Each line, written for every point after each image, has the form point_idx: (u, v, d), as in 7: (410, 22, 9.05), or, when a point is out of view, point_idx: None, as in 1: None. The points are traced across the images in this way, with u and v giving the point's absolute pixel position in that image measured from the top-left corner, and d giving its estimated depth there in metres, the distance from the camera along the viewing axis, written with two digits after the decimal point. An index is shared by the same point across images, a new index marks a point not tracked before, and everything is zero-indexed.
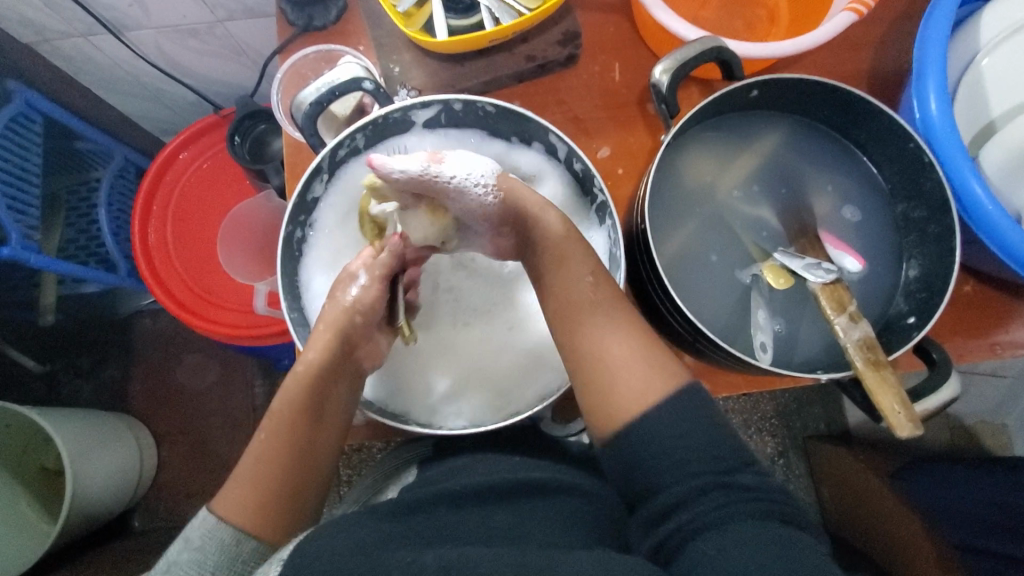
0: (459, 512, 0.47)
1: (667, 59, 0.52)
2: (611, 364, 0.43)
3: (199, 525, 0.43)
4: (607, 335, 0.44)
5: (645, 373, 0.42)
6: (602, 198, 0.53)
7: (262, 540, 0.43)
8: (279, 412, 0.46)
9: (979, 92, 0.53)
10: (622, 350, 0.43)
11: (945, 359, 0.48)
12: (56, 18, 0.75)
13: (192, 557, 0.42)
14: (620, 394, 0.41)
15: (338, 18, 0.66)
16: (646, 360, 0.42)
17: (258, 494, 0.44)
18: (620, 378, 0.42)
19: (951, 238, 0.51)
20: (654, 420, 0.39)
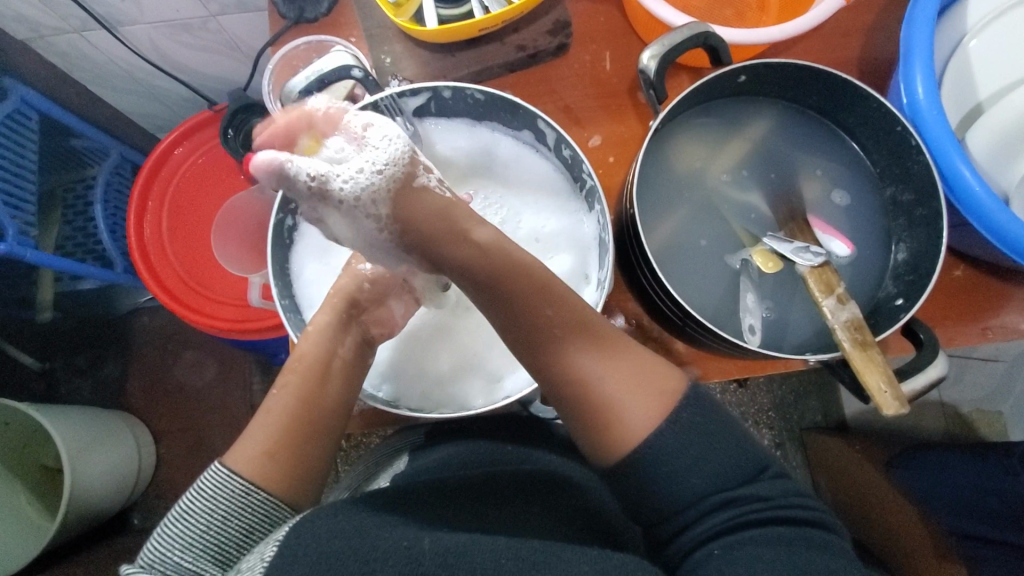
0: (451, 501, 0.48)
1: (655, 45, 0.52)
2: (600, 388, 0.43)
3: (210, 475, 0.43)
4: (592, 364, 0.44)
5: (636, 394, 0.42)
6: (591, 184, 0.53)
7: (271, 492, 0.43)
8: (297, 381, 0.48)
9: (966, 75, 0.54)
10: (607, 375, 0.43)
11: (932, 339, 0.49)
12: (49, 14, 0.76)
13: (202, 504, 0.42)
14: (618, 426, 0.42)
15: (329, 10, 0.66)
16: (632, 381, 0.43)
17: (271, 447, 0.45)
18: (613, 406, 0.42)
19: (938, 221, 0.51)
20: (660, 442, 0.41)
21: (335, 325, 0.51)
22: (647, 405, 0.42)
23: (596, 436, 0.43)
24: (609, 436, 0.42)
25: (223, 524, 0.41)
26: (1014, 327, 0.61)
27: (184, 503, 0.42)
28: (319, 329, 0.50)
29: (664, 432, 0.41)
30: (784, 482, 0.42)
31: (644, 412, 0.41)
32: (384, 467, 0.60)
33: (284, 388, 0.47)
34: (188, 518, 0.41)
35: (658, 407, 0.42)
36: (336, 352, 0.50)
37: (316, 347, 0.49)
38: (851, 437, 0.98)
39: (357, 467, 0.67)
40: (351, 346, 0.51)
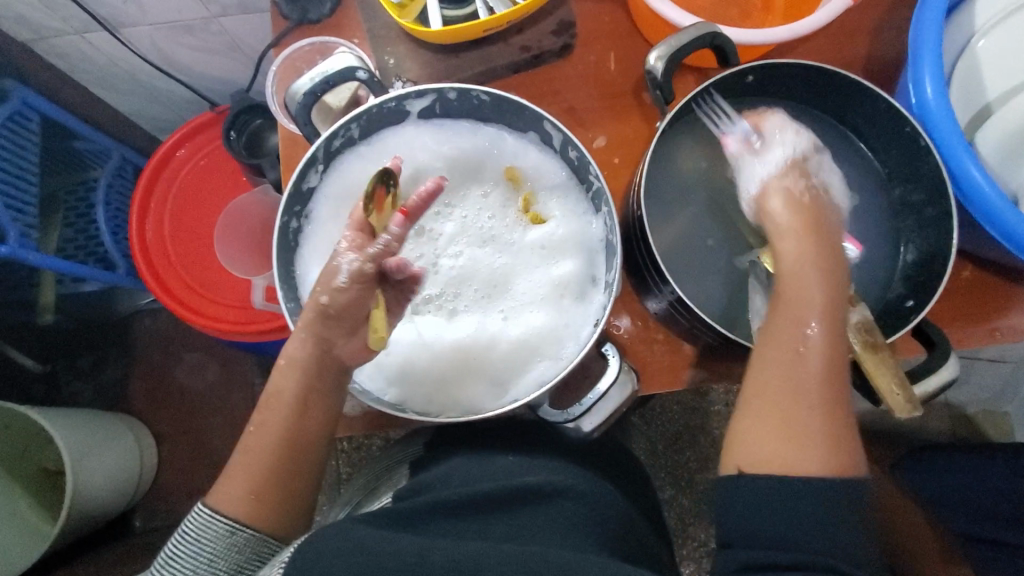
0: (455, 523, 0.47)
1: (661, 46, 0.52)
2: (799, 420, 0.40)
3: (195, 517, 0.47)
4: (803, 400, 0.41)
5: (810, 446, 0.39)
6: (598, 186, 0.53)
7: (255, 528, 0.47)
8: (272, 420, 0.48)
9: (975, 75, 0.53)
10: (809, 415, 0.40)
11: (943, 339, 0.49)
12: (50, 15, 0.75)
13: (189, 545, 0.46)
14: (770, 454, 0.40)
15: (332, 11, 0.66)
16: (826, 421, 0.40)
17: (253, 486, 0.47)
18: (785, 441, 0.40)
19: (948, 223, 0.51)
20: (806, 494, 0.38)
21: (313, 359, 0.48)
22: (824, 460, 0.39)
23: (747, 450, 0.41)
24: (755, 460, 0.40)
25: (211, 564, 0.45)
26: (1023, 329, 0.60)
27: (173, 544, 0.46)
28: (293, 364, 0.48)
29: (818, 487, 0.38)
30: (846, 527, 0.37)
31: (815, 463, 0.39)
32: (385, 484, 0.60)
33: (261, 426, 0.49)
34: (176, 560, 0.45)
35: (827, 466, 0.39)
36: (310, 389, 0.49)
37: (288, 382, 0.48)
38: (857, 438, 0.98)
39: (359, 480, 0.67)
40: (327, 380, 0.49)
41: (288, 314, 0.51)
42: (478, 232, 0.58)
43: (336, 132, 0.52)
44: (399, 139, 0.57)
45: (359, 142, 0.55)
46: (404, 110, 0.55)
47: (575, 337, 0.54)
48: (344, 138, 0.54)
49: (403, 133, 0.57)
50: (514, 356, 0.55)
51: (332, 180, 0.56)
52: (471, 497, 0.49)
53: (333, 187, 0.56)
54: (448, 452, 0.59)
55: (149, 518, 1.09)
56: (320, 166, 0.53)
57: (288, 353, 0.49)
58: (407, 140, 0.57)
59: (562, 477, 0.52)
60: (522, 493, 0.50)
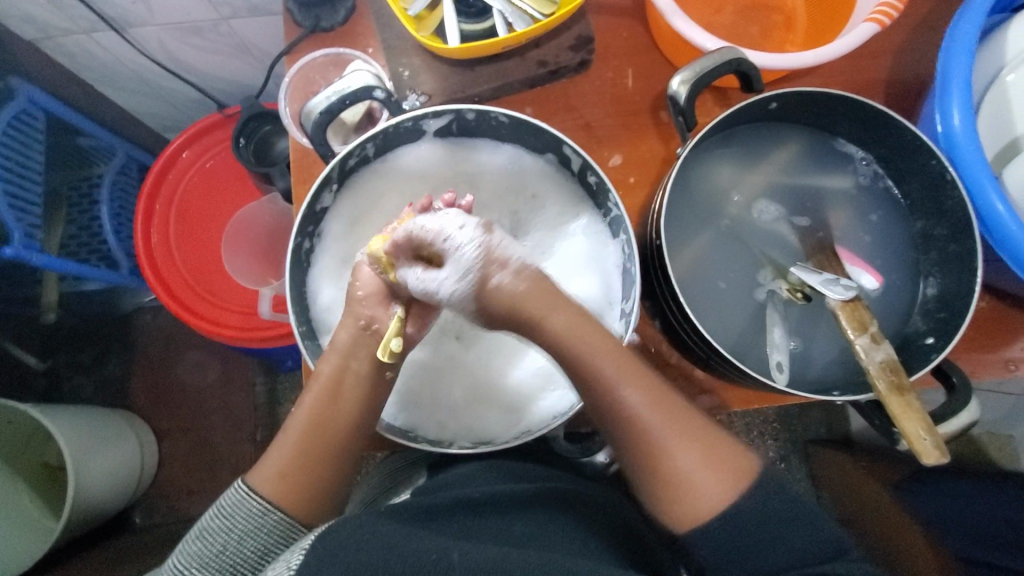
0: (478, 520, 0.45)
1: (686, 70, 0.51)
2: (677, 461, 0.43)
3: (232, 492, 0.46)
4: (676, 443, 0.44)
5: (715, 472, 0.43)
6: (617, 213, 0.52)
7: (284, 511, 0.45)
8: (313, 401, 0.48)
9: (1005, 108, 0.52)
10: (685, 453, 0.44)
11: (964, 383, 0.48)
12: (59, 15, 0.74)
13: (223, 522, 0.45)
14: (689, 499, 0.43)
15: (345, 20, 0.65)
16: (701, 458, 0.43)
17: (288, 465, 0.46)
18: (687, 482, 0.43)
19: (972, 259, 0.50)
20: (735, 517, 0.42)
21: (357, 340, 0.50)
22: (722, 477, 0.43)
23: (669, 507, 0.43)
24: (682, 510, 0.43)
25: (240, 543, 0.44)
26: None
27: (207, 519, 0.46)
28: (332, 350, 0.49)
29: (740, 511, 0.42)
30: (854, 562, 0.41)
31: (720, 489, 0.42)
32: (404, 482, 0.58)
33: (301, 408, 0.48)
34: (209, 535, 0.45)
35: (733, 483, 0.43)
36: (349, 368, 0.49)
37: (329, 366, 0.49)
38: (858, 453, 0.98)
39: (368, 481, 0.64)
40: (364, 359, 0.49)
41: (300, 338, 0.50)
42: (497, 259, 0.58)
43: (352, 151, 0.51)
44: (414, 157, 0.56)
45: (373, 161, 0.55)
46: (420, 129, 0.54)
47: None
48: (359, 156, 0.53)
49: (419, 152, 0.56)
50: (526, 385, 0.55)
51: (344, 199, 0.55)
52: (496, 496, 0.48)
53: (346, 207, 0.55)
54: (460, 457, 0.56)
55: (148, 514, 1.09)
56: (335, 184, 0.52)
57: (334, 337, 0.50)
58: (422, 158, 0.56)
59: (576, 486, 0.52)
60: (544, 497, 0.49)
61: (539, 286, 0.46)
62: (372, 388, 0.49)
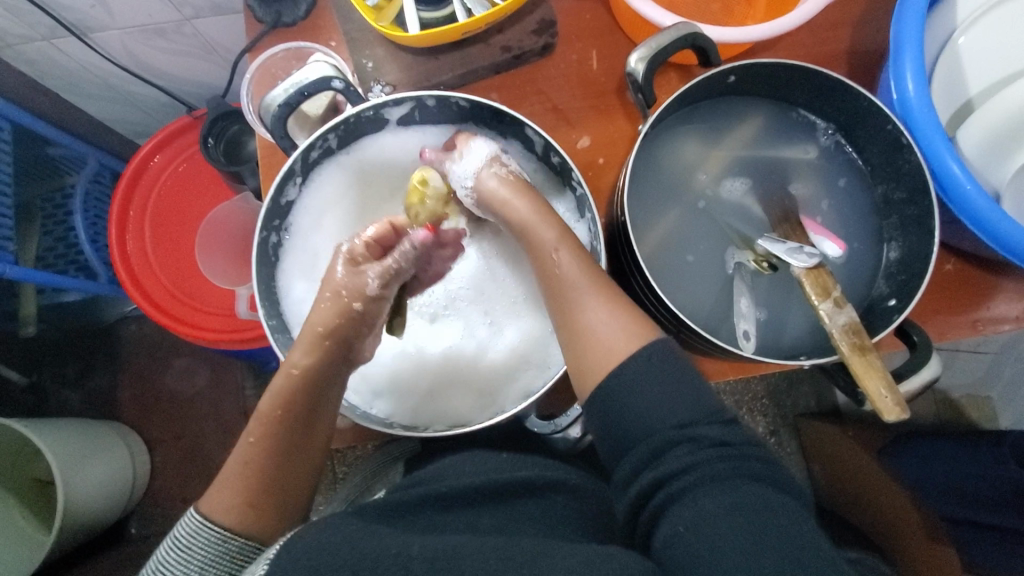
0: (445, 515, 0.47)
1: (642, 47, 0.51)
2: (587, 314, 0.43)
3: (185, 523, 0.43)
4: (590, 302, 0.44)
5: (619, 328, 0.42)
6: (581, 192, 0.53)
7: (249, 540, 0.43)
8: (274, 431, 0.45)
9: (956, 72, 0.54)
10: (597, 308, 0.43)
11: (925, 341, 0.50)
12: (17, 23, 0.73)
13: (179, 554, 0.42)
14: (600, 351, 0.41)
15: (307, 14, 0.65)
16: (615, 315, 0.43)
17: (248, 494, 0.43)
18: (591, 334, 0.42)
19: (930, 220, 0.51)
20: (632, 372, 0.39)
21: (326, 362, 0.47)
22: (626, 331, 0.41)
23: (579, 359, 0.43)
24: (590, 365, 0.42)
25: (201, 574, 0.42)
26: (1004, 318, 0.61)
27: (162, 553, 0.43)
28: (297, 375, 0.46)
29: (638, 359, 0.40)
30: (736, 425, 0.38)
31: (622, 339, 0.41)
32: (380, 482, 0.59)
33: (261, 439, 0.44)
34: (166, 568, 0.42)
35: (641, 335, 0.41)
36: (320, 396, 0.47)
37: (292, 391, 0.45)
38: (846, 423, 0.99)
39: (355, 476, 0.66)
40: (336, 387, 0.48)
41: (271, 333, 0.50)
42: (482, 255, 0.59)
43: (314, 142, 0.51)
44: (379, 146, 0.57)
45: (338, 152, 0.55)
46: (383, 118, 0.54)
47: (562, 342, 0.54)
48: (322, 148, 0.53)
49: (383, 141, 0.57)
50: (500, 366, 0.56)
51: (311, 192, 0.55)
52: (464, 491, 0.48)
53: (312, 199, 0.56)
54: (439, 448, 0.57)
55: (143, 524, 1.09)
56: (298, 177, 0.53)
57: (295, 360, 0.46)
58: (388, 147, 0.57)
59: (554, 472, 0.52)
60: (516, 487, 0.50)
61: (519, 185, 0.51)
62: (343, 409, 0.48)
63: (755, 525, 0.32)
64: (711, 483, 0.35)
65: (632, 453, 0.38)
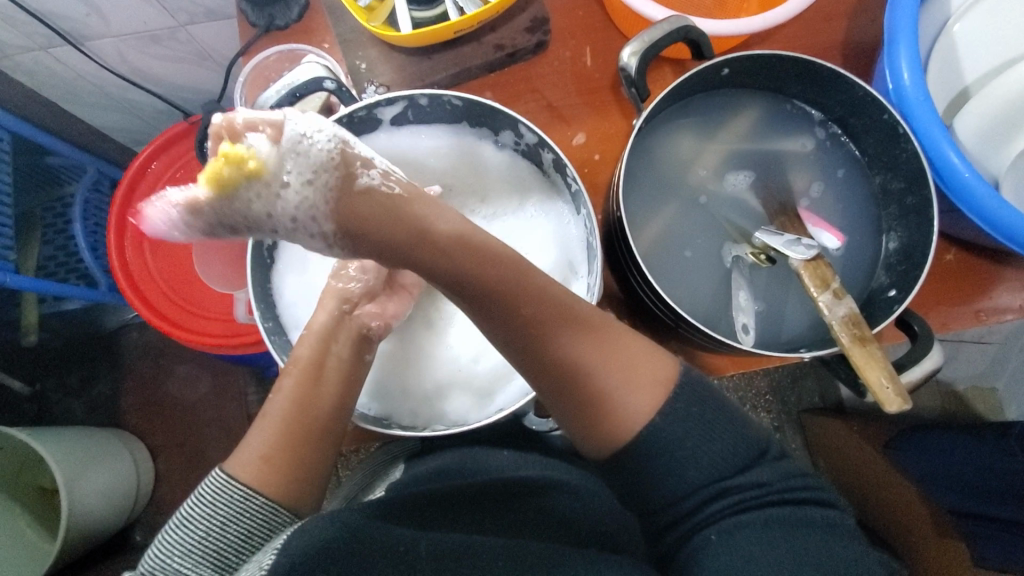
0: (447, 516, 0.46)
1: (635, 42, 0.51)
2: (593, 379, 0.42)
3: (210, 481, 0.44)
4: (594, 361, 0.42)
5: (635, 386, 0.42)
6: (576, 188, 0.52)
7: (268, 496, 0.44)
8: (291, 385, 0.48)
9: (952, 59, 0.53)
10: (602, 370, 0.42)
11: (926, 331, 0.49)
12: (13, 32, 0.73)
13: (203, 509, 0.43)
14: (619, 419, 0.41)
15: (300, 16, 0.65)
16: (625, 371, 0.42)
17: (268, 449, 0.46)
18: (610, 403, 0.42)
19: (928, 209, 0.50)
20: (661, 428, 0.41)
21: (332, 324, 0.51)
22: (645, 396, 0.42)
23: (592, 431, 0.42)
24: (607, 433, 0.42)
25: (223, 529, 0.42)
26: (1007, 308, 0.60)
27: (186, 508, 0.44)
28: (309, 333, 0.50)
29: (659, 424, 0.41)
30: (785, 463, 0.44)
31: (641, 405, 0.41)
32: (380, 477, 0.59)
33: (280, 392, 0.48)
34: (189, 524, 0.43)
35: (655, 395, 0.42)
36: (330, 353, 0.50)
37: (307, 350, 0.49)
38: (852, 417, 0.98)
39: (353, 477, 0.66)
40: (345, 344, 0.51)
41: (266, 335, 0.50)
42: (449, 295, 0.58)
43: None
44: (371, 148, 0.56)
45: None
46: (376, 118, 0.54)
47: None
48: None
49: (377, 142, 0.56)
50: (497, 367, 0.55)
51: None
52: (466, 492, 0.49)
53: None
54: (436, 447, 0.57)
55: (149, 532, 1.08)
56: None
57: (309, 324, 0.51)
58: (382, 148, 0.56)
59: (555, 472, 0.53)
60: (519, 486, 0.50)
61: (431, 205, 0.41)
62: (353, 371, 0.50)
63: (790, 555, 0.39)
64: (751, 529, 0.40)
65: (675, 506, 0.42)
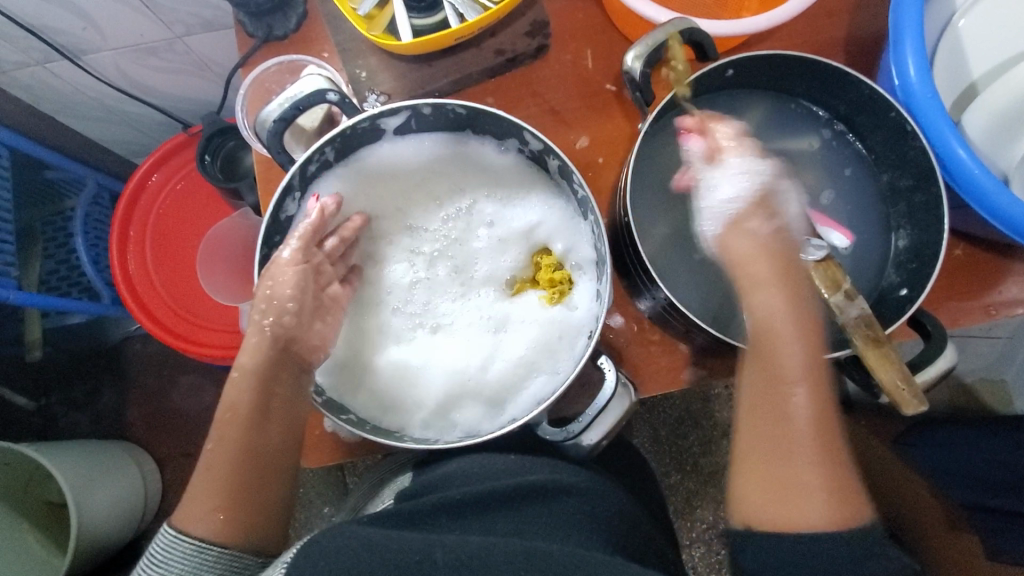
0: (458, 523, 0.47)
1: (638, 45, 0.51)
2: (801, 472, 0.42)
3: (160, 539, 0.45)
4: (801, 459, 0.42)
5: (824, 499, 0.41)
6: (583, 194, 0.52)
7: (227, 546, 0.45)
8: (232, 433, 0.47)
9: (958, 55, 0.53)
10: (806, 470, 0.42)
11: (938, 330, 0.49)
12: (10, 48, 0.73)
13: (158, 568, 0.44)
14: (797, 515, 0.41)
15: (298, 26, 0.64)
16: (823, 481, 0.42)
17: (219, 500, 0.46)
18: (800, 500, 0.41)
19: (938, 207, 0.50)
20: (818, 540, 0.40)
21: (268, 363, 0.50)
22: (828, 510, 0.41)
23: (753, 509, 0.43)
24: (786, 520, 0.41)
25: None
26: (1016, 302, 0.60)
27: (144, 567, 0.44)
28: (244, 376, 0.49)
29: (822, 537, 0.40)
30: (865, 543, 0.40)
31: (820, 514, 0.41)
32: (390, 484, 0.59)
33: (219, 442, 0.47)
34: None
35: (836, 513, 0.41)
36: (269, 394, 0.49)
37: (245, 393, 0.48)
38: (859, 411, 0.98)
39: (363, 487, 0.66)
40: (285, 383, 0.50)
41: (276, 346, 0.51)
42: (413, 278, 0.59)
43: (311, 157, 0.51)
44: (374, 156, 0.56)
45: (335, 165, 0.55)
46: (379, 128, 0.53)
47: (572, 347, 0.54)
48: (320, 161, 0.53)
49: (381, 152, 0.56)
50: (509, 373, 0.56)
51: (310, 206, 0.56)
52: (478, 497, 0.48)
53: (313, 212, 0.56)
54: (446, 454, 0.57)
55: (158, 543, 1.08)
56: (297, 193, 0.53)
57: (241, 363, 0.50)
58: (385, 158, 0.57)
59: (565, 475, 0.52)
60: (526, 491, 0.49)
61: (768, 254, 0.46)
62: (296, 410, 0.50)
63: None
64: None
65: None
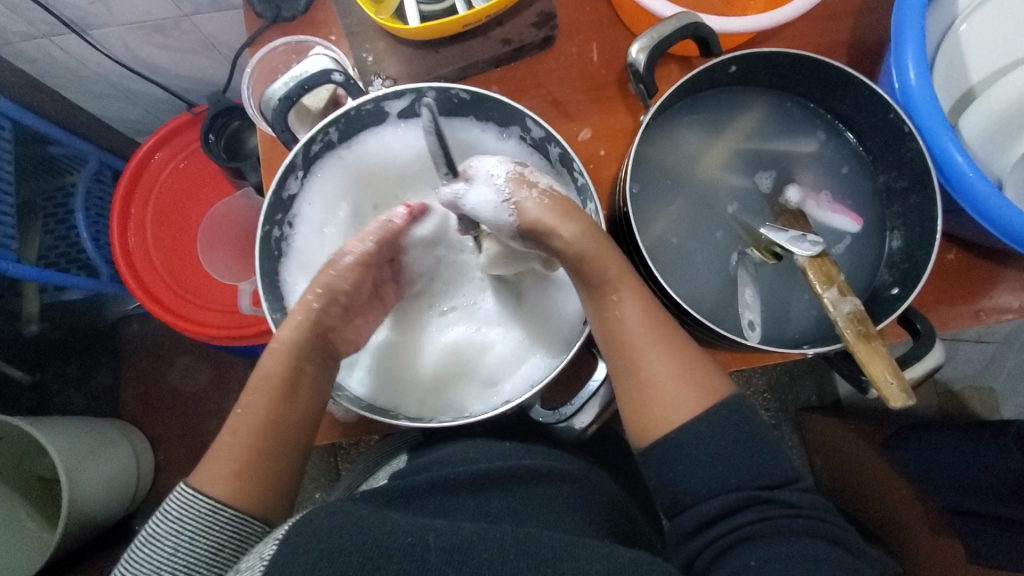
0: (453, 501, 0.47)
1: (643, 38, 0.51)
2: (646, 364, 0.46)
3: (175, 497, 0.44)
4: (648, 352, 0.46)
5: (682, 388, 0.45)
6: (582, 182, 0.53)
7: (239, 507, 0.45)
8: (262, 401, 0.47)
9: (958, 60, 0.54)
10: (658, 363, 0.46)
11: (927, 328, 0.50)
12: (16, 20, 0.73)
13: (169, 526, 0.43)
14: (655, 407, 0.45)
15: (307, 8, 0.65)
16: (678, 369, 0.46)
17: (235, 462, 0.46)
18: (653, 390, 0.46)
19: (933, 209, 0.51)
20: (688, 438, 0.44)
21: (304, 338, 0.49)
22: (690, 397, 0.45)
23: (634, 408, 0.46)
24: (650, 420, 0.45)
25: (191, 542, 0.43)
26: (1007, 308, 0.60)
27: (151, 526, 0.44)
28: (281, 348, 0.49)
29: (694, 430, 0.44)
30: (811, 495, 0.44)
31: (686, 407, 0.45)
32: (383, 466, 0.60)
33: (249, 409, 0.47)
34: (155, 542, 0.43)
35: (697, 400, 0.45)
36: (302, 367, 0.49)
37: (279, 366, 0.48)
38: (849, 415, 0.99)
39: (357, 465, 0.66)
40: (318, 362, 0.50)
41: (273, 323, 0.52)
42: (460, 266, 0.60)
43: (314, 136, 0.51)
44: (378, 139, 0.57)
45: (338, 145, 0.55)
46: (382, 111, 0.54)
47: (568, 332, 0.55)
48: (323, 142, 0.53)
49: (383, 136, 0.57)
50: (506, 355, 0.57)
51: (312, 184, 0.56)
52: (473, 477, 0.49)
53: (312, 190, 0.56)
54: (441, 437, 0.58)
55: None
56: (300, 171, 0.53)
57: (277, 334, 0.49)
58: (387, 141, 0.57)
59: (557, 461, 0.52)
60: (521, 473, 0.50)
61: (562, 203, 0.48)
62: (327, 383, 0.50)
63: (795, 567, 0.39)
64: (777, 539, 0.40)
65: (699, 510, 0.43)
